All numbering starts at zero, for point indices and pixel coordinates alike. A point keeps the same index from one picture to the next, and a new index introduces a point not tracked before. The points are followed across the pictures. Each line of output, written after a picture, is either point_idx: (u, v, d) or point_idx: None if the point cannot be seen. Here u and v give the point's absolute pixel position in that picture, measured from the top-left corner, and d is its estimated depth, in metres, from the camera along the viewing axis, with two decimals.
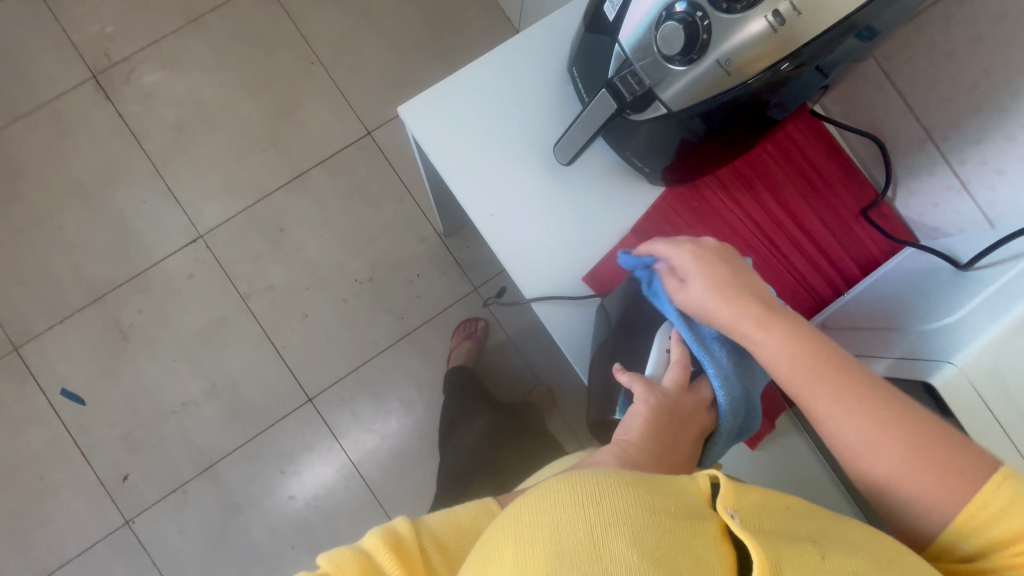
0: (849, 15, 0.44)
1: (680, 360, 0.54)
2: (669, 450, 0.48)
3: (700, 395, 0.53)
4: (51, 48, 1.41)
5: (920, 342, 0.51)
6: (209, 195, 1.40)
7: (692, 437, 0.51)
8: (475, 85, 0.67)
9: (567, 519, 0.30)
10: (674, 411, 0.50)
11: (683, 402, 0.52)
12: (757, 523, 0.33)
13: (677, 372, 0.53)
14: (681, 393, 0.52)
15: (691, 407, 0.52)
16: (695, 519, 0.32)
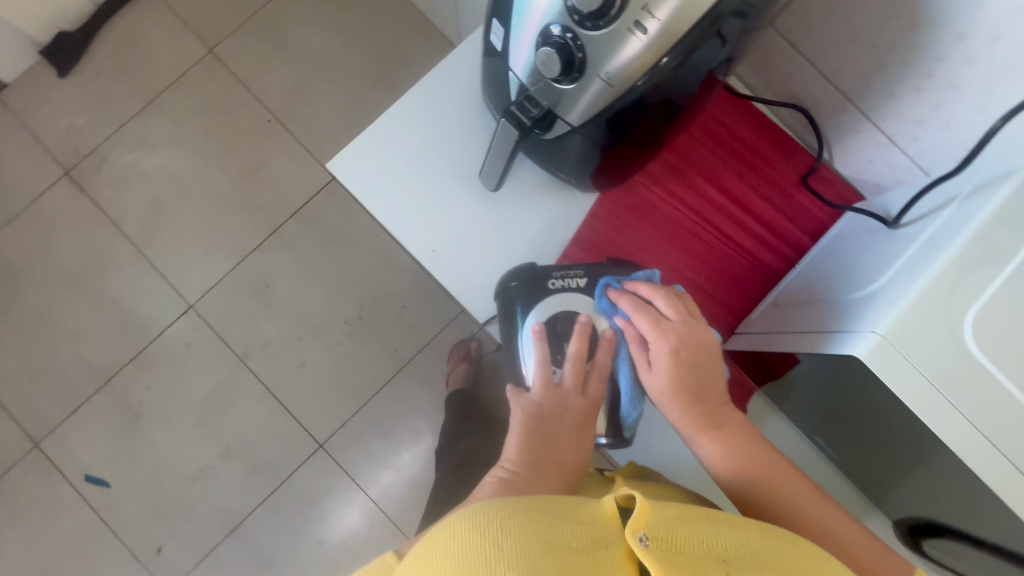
0: (714, 4, 0.42)
1: (541, 360, 0.57)
2: (542, 452, 0.52)
3: (566, 385, 0.56)
4: (23, 152, 1.46)
5: (848, 312, 0.48)
6: (193, 265, 1.44)
7: (568, 428, 0.54)
8: (397, 127, 0.68)
9: (464, 553, 0.35)
10: (541, 412, 0.54)
11: (548, 401, 0.55)
12: (665, 541, 0.37)
13: (538, 375, 0.56)
14: (546, 393, 0.55)
15: (559, 401, 0.55)
16: (602, 548, 0.37)
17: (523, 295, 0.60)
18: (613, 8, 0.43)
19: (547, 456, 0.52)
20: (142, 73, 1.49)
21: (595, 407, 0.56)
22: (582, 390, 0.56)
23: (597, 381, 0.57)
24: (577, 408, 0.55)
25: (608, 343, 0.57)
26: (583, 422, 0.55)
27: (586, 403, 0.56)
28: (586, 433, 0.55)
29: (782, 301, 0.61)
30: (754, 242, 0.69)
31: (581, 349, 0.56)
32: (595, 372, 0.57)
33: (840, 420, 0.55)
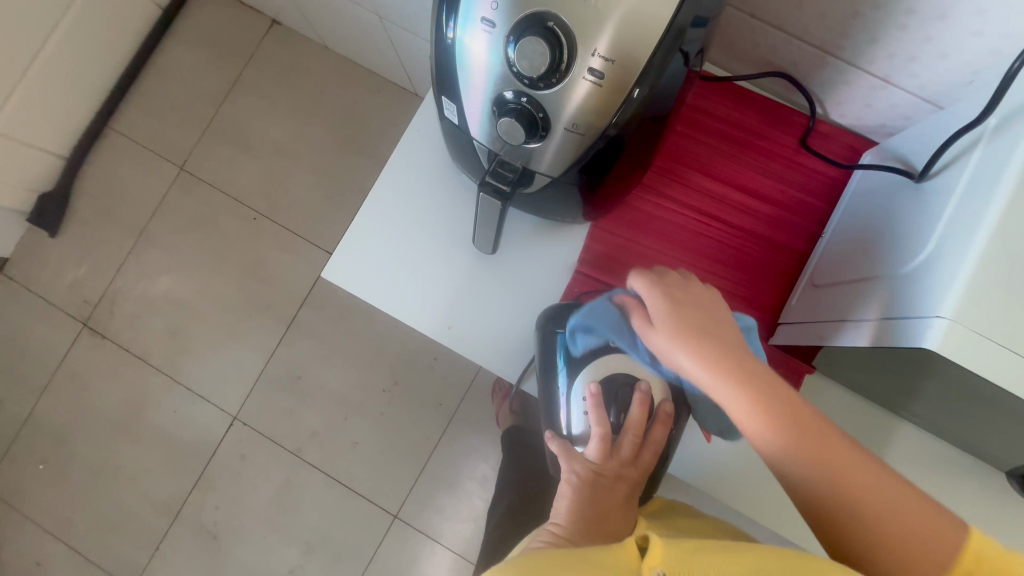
0: (669, 25, 0.39)
1: (599, 430, 0.54)
2: (596, 526, 0.49)
3: (619, 454, 0.54)
4: (40, 317, 1.50)
5: (899, 295, 0.44)
6: (224, 378, 1.46)
7: (622, 501, 0.52)
8: (377, 216, 0.67)
9: None
10: (599, 482, 0.52)
11: (605, 471, 0.53)
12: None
13: (596, 440, 0.54)
14: (602, 461, 0.53)
15: (613, 471, 0.53)
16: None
17: (578, 350, 0.56)
18: (562, 62, 0.40)
19: (607, 532, 0.49)
20: (124, 209, 1.52)
21: (643, 474, 0.55)
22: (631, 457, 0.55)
23: (649, 452, 0.55)
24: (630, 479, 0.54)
25: (664, 419, 0.56)
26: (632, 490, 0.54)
27: (638, 472, 0.54)
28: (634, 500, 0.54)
29: (821, 283, 0.58)
30: (771, 224, 0.65)
31: (642, 420, 0.55)
32: (652, 445, 0.55)
33: (925, 399, 0.52)
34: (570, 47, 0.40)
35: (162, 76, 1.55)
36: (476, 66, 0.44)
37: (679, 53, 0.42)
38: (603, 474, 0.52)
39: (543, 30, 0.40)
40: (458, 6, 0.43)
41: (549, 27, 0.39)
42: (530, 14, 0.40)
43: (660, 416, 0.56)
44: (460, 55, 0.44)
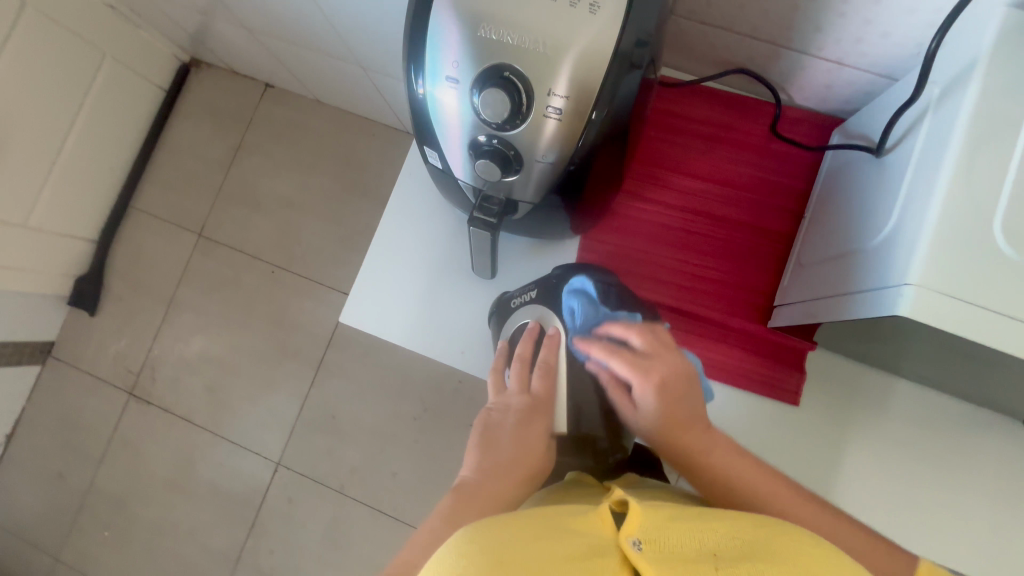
0: (615, 56, 0.43)
1: (496, 374, 0.60)
2: (486, 449, 0.50)
3: (512, 386, 0.57)
4: (89, 392, 1.60)
5: (873, 267, 0.46)
6: (263, 427, 1.52)
7: (512, 426, 0.52)
8: (382, 259, 0.72)
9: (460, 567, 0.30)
10: (488, 415, 0.54)
11: (495, 405, 0.55)
12: (660, 544, 0.34)
13: (491, 382, 0.59)
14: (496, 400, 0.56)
15: (503, 403, 0.55)
16: (600, 560, 0.33)
17: (495, 321, 0.66)
18: (524, 104, 0.45)
19: (492, 460, 0.49)
20: (153, 280, 1.61)
21: (543, 401, 0.56)
22: (526, 388, 0.56)
23: (542, 376, 0.56)
24: (521, 404, 0.55)
25: (550, 339, 0.58)
26: (529, 416, 0.54)
27: (533, 398, 0.55)
28: (538, 426, 0.53)
29: (806, 262, 0.60)
30: (752, 211, 0.68)
31: (527, 351, 0.59)
32: (540, 367, 0.57)
33: (927, 361, 0.53)
34: (528, 90, 0.44)
35: (172, 152, 1.65)
36: (448, 116, 0.48)
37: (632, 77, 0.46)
38: (496, 410, 0.54)
39: (501, 80, 0.44)
40: (424, 66, 0.47)
41: (506, 76, 0.44)
42: (487, 67, 0.44)
43: (545, 340, 0.59)
44: (432, 108, 0.49)
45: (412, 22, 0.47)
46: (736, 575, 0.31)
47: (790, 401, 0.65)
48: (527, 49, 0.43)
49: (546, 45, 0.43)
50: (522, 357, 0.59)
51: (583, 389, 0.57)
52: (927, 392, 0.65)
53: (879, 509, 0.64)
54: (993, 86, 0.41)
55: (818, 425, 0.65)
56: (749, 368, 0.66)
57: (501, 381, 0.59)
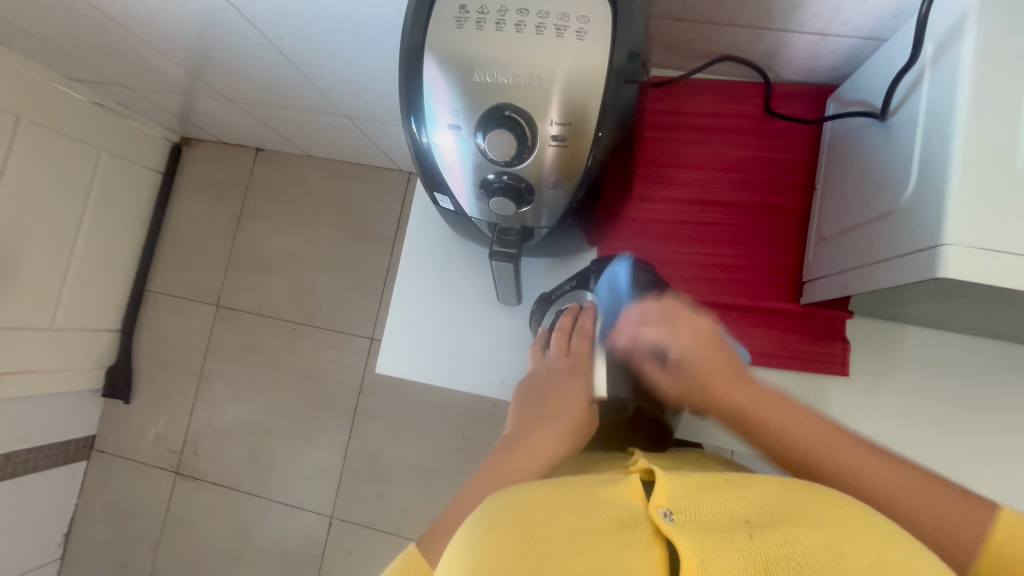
0: (609, 75, 0.44)
1: (538, 345, 0.60)
2: (525, 411, 0.53)
3: (554, 349, 0.57)
4: (136, 478, 1.62)
5: (899, 231, 0.46)
6: (311, 483, 1.53)
7: (554, 386, 0.54)
8: (407, 303, 0.71)
9: (491, 534, 0.29)
10: (528, 381, 0.56)
11: (535, 372, 0.57)
12: (694, 514, 0.30)
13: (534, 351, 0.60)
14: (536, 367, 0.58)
15: (543, 369, 0.56)
16: (625, 528, 0.30)
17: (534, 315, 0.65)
18: (527, 137, 0.45)
19: (529, 416, 0.52)
20: (180, 358, 1.64)
21: (583, 363, 0.55)
22: (565, 351, 0.56)
23: (581, 340, 0.56)
24: (562, 364, 0.55)
25: (587, 309, 0.58)
26: (568, 377, 0.55)
27: (572, 359, 0.55)
28: (577, 389, 0.54)
29: (829, 235, 0.59)
30: (764, 193, 0.68)
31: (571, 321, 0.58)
32: (580, 332, 0.57)
33: (978, 314, 0.52)
34: (529, 124, 0.45)
35: (177, 230, 1.68)
36: (454, 160, 0.49)
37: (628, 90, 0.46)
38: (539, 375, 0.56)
39: (503, 119, 0.45)
40: (424, 115, 0.48)
41: (507, 115, 0.45)
42: (487, 109, 0.45)
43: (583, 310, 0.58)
44: (437, 154, 0.50)
45: (405, 75, 0.47)
46: (777, 547, 0.26)
47: (839, 373, 0.64)
48: (521, 86, 0.44)
49: (540, 78, 0.44)
50: (563, 327, 0.58)
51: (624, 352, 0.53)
52: (979, 340, 0.63)
53: (952, 467, 0.62)
54: (989, 39, 0.41)
55: (874, 392, 0.64)
56: (793, 349, 0.65)
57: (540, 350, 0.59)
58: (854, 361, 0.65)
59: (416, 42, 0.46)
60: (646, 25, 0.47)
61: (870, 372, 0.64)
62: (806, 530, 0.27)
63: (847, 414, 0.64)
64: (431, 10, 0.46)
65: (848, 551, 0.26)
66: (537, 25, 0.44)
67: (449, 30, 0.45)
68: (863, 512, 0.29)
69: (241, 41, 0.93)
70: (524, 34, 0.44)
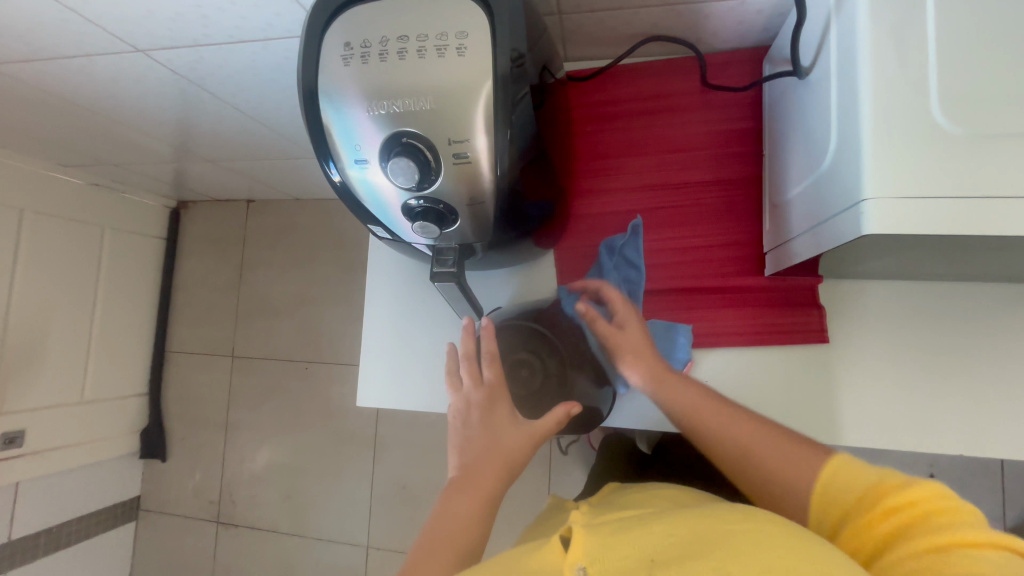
0: (496, 82, 0.44)
1: (451, 368, 0.51)
2: (482, 454, 0.45)
3: (465, 382, 0.49)
4: (182, 532, 1.67)
5: (830, 192, 0.43)
6: (345, 516, 1.55)
7: (479, 421, 0.47)
8: (376, 334, 0.71)
9: None
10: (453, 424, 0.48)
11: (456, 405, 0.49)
12: (602, 561, 0.31)
13: (448, 377, 0.51)
14: (456, 398, 0.49)
15: (463, 400, 0.49)
16: None
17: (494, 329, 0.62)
18: (430, 160, 0.45)
19: (467, 452, 0.46)
20: (206, 412, 1.69)
21: (503, 388, 0.49)
22: (480, 380, 0.49)
23: (491, 363, 0.49)
24: (480, 398, 0.48)
25: (485, 328, 0.51)
26: (491, 406, 0.48)
27: (487, 390, 0.48)
28: (504, 415, 0.47)
29: (779, 202, 0.56)
30: (712, 166, 0.66)
31: (467, 346, 0.51)
32: (485, 356, 0.49)
33: (949, 260, 0.48)
34: (432, 149, 0.45)
35: (186, 290, 1.75)
36: (374, 190, 0.50)
37: (521, 89, 0.46)
38: (455, 415, 0.48)
39: (403, 146, 0.45)
40: (336, 152, 0.49)
41: (406, 141, 0.45)
42: (388, 138, 0.45)
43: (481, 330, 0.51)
44: (357, 187, 0.51)
45: (309, 119, 0.48)
46: None
47: (820, 340, 0.60)
48: (414, 111, 0.44)
49: (429, 100, 0.43)
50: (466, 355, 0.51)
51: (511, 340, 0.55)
52: (972, 285, 0.59)
53: (963, 425, 0.57)
54: None
55: (864, 355, 0.60)
56: (764, 319, 0.62)
57: (455, 380, 0.51)
58: (838, 326, 0.61)
59: (311, 83, 0.47)
60: (531, 24, 0.47)
61: (857, 335, 0.60)
62: (693, 556, 0.28)
63: (840, 384, 0.60)
64: (319, 49, 0.46)
65: (727, 564, 0.27)
66: (418, 49, 0.43)
67: (336, 70, 0.45)
68: (754, 521, 0.30)
69: (201, 106, 0.97)
70: (405, 59, 0.43)
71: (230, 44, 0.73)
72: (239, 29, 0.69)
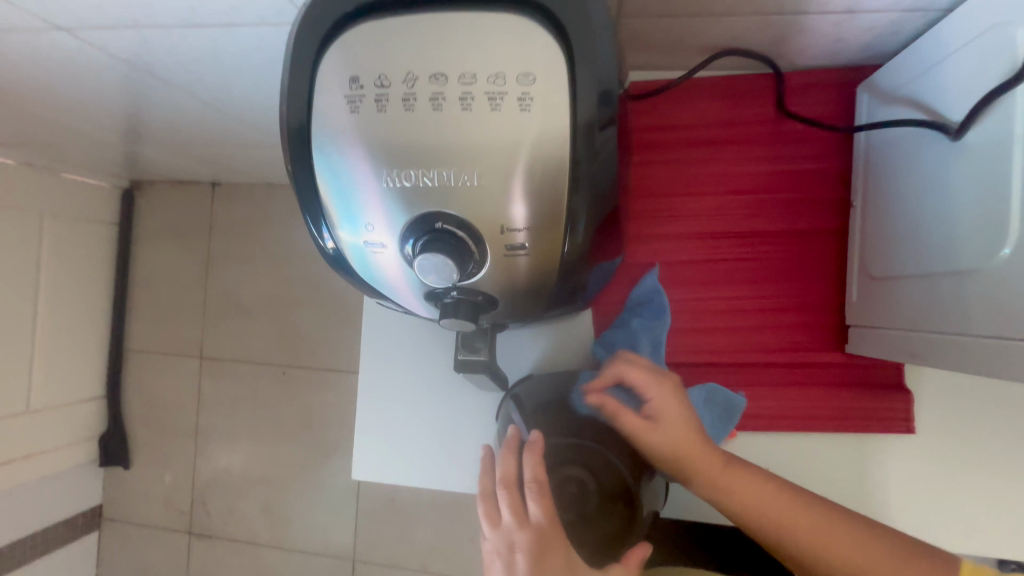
0: (574, 145, 0.32)
1: (489, 488, 0.40)
2: None
3: (505, 515, 0.38)
4: (150, 542, 1.57)
5: (1003, 306, 0.34)
6: (328, 528, 1.47)
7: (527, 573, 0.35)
8: (375, 397, 0.59)
9: None
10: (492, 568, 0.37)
11: (497, 545, 0.37)
12: None
13: (483, 506, 0.39)
14: (496, 534, 0.38)
15: (504, 538, 0.37)
16: None
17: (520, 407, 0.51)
18: (473, 249, 0.34)
19: None
20: (172, 416, 1.56)
21: (557, 527, 0.37)
22: (525, 518, 0.37)
23: (539, 498, 0.37)
24: (526, 542, 0.36)
25: (531, 446, 0.39)
26: (542, 553, 0.36)
27: (535, 533, 0.37)
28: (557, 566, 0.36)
29: (879, 276, 0.47)
30: (787, 214, 0.55)
31: (508, 470, 0.39)
32: (528, 486, 0.38)
33: None
34: (474, 237, 0.33)
35: (145, 282, 1.57)
36: (385, 272, 0.37)
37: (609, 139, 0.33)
38: (493, 560, 0.37)
39: (435, 234, 0.33)
40: (329, 214, 0.35)
41: (439, 228, 0.33)
42: (414, 216, 0.33)
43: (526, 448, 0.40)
44: (359, 262, 0.37)
45: (295, 172, 0.35)
46: None
47: (903, 429, 0.53)
48: (454, 187, 0.32)
49: (478, 174, 0.32)
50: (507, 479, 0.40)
51: (562, 447, 0.43)
52: None
53: None
54: None
55: (944, 445, 0.53)
56: (841, 402, 0.54)
57: (491, 508, 0.39)
58: (920, 413, 0.53)
59: (300, 123, 0.33)
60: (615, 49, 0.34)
61: (940, 421, 0.53)
62: None
63: (909, 479, 0.53)
64: (314, 80, 0.32)
65: None
66: (462, 98, 0.30)
67: (340, 116, 0.32)
68: None
69: (151, 90, 0.79)
70: (445, 112, 0.31)
71: (181, 28, 0.56)
72: (192, 11, 0.52)
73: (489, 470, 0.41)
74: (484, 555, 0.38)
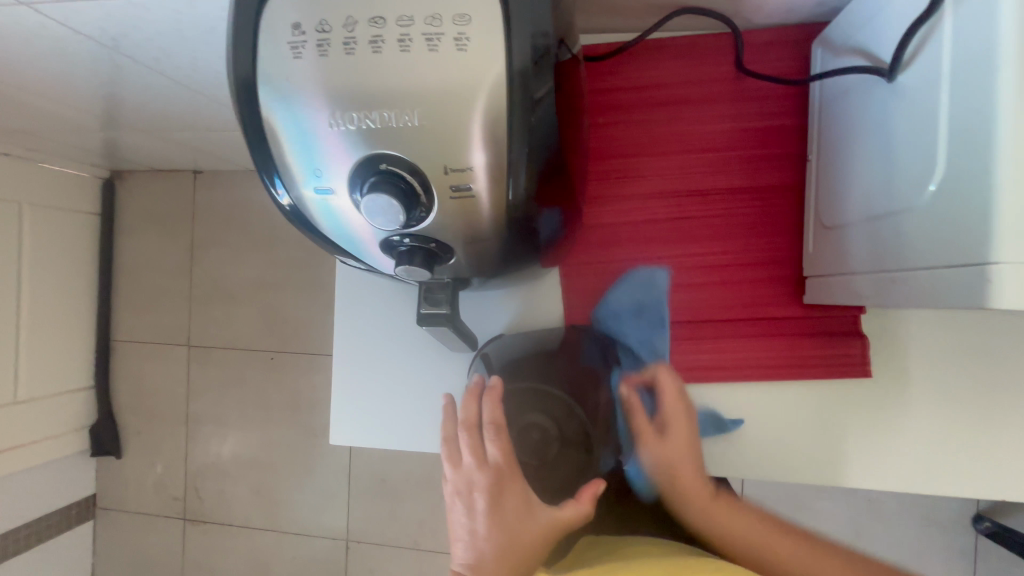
0: (512, 88, 0.32)
1: (451, 436, 0.41)
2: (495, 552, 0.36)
3: (465, 457, 0.39)
4: (146, 530, 1.58)
5: (933, 236, 0.35)
6: (321, 510, 1.49)
7: (485, 510, 0.37)
8: (351, 363, 0.60)
9: None
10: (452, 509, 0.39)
11: (457, 487, 0.39)
12: None
13: (445, 452, 0.40)
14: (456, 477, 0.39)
15: (464, 479, 0.38)
16: None
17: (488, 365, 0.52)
18: (420, 191, 0.35)
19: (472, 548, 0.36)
20: (162, 405, 1.56)
21: (513, 467, 0.39)
22: (483, 459, 0.39)
23: (496, 439, 0.39)
24: (484, 482, 0.37)
25: (490, 391, 0.41)
26: (499, 492, 0.38)
27: (492, 472, 0.38)
28: (514, 503, 0.38)
29: (832, 224, 0.48)
30: (747, 171, 0.56)
31: (468, 414, 0.41)
32: (487, 428, 0.39)
33: None
34: (422, 183, 0.34)
35: (129, 273, 1.57)
36: (340, 223, 0.38)
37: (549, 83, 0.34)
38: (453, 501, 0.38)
39: (381, 174, 0.34)
40: (285, 167, 0.36)
41: (384, 168, 0.34)
42: (359, 159, 0.34)
43: (486, 393, 0.41)
44: (315, 214, 0.38)
45: (245, 122, 0.35)
46: None
47: (861, 373, 0.54)
48: (397, 129, 0.33)
49: (418, 114, 0.32)
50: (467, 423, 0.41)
51: (523, 396, 0.45)
52: None
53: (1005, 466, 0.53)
54: None
55: (903, 392, 0.55)
56: (800, 351, 0.55)
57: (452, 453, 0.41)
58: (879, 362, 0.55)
59: (246, 73, 0.34)
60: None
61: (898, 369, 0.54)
62: None
63: (868, 428, 0.55)
64: (258, 30, 0.33)
65: None
66: (401, 40, 0.31)
67: (286, 63, 0.33)
68: None
69: (121, 70, 0.79)
70: (386, 56, 0.31)
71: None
72: None
73: (451, 418, 0.43)
74: (445, 499, 0.39)
